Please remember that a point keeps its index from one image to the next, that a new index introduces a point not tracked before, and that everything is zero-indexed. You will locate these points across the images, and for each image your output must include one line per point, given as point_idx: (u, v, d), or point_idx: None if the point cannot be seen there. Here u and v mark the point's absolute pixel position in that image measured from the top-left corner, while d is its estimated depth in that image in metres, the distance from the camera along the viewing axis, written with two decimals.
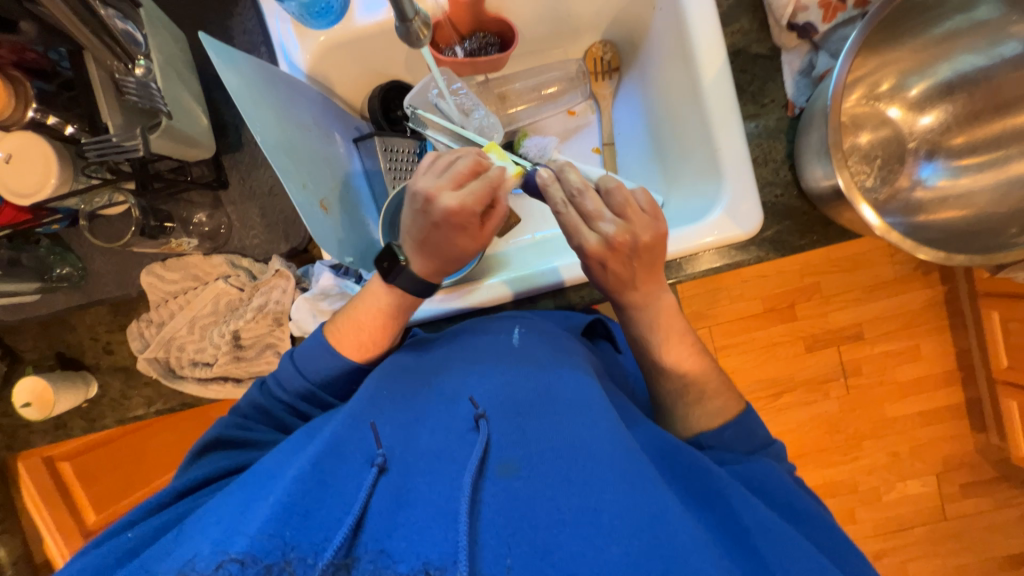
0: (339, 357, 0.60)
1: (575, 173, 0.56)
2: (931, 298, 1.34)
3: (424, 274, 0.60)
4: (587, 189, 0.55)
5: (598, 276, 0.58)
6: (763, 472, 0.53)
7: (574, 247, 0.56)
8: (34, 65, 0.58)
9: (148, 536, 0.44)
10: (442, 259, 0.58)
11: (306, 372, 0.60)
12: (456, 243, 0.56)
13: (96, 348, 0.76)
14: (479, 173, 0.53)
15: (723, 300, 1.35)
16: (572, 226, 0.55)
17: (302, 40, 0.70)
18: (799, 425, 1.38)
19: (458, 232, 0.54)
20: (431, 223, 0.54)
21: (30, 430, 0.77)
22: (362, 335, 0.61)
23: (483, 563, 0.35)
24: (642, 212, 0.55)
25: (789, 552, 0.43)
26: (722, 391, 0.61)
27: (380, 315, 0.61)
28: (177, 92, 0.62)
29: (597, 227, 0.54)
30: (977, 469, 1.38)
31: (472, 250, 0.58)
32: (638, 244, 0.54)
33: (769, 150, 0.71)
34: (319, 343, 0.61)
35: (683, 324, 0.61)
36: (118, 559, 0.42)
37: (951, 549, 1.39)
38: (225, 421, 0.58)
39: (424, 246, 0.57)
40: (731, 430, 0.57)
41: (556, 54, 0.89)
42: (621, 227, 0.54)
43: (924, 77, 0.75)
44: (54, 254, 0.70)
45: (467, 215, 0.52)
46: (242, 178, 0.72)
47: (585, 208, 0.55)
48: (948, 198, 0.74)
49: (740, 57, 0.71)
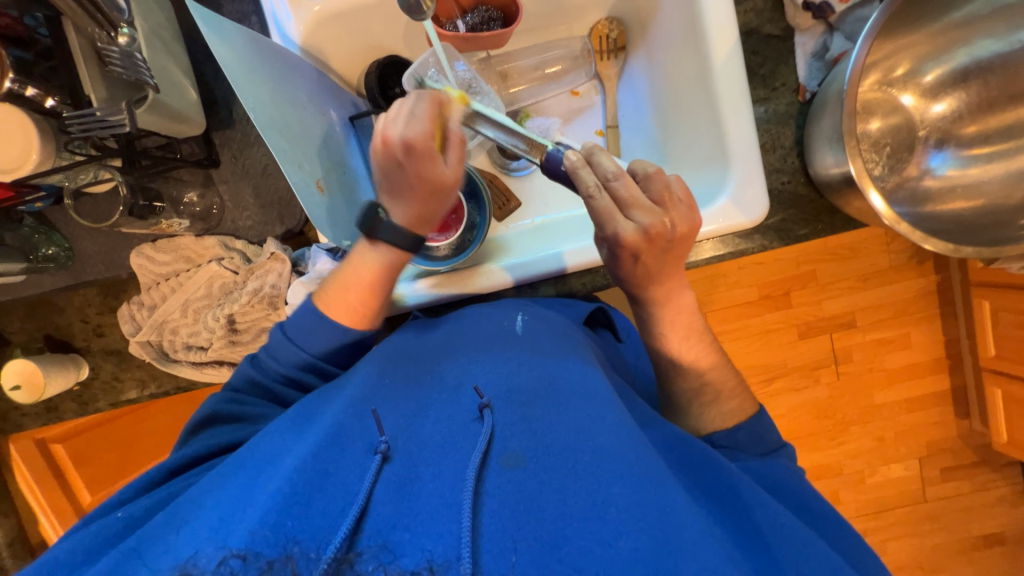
0: (331, 324, 0.58)
1: (608, 157, 0.53)
2: (925, 287, 1.35)
3: (410, 224, 0.59)
4: (623, 175, 0.53)
5: (627, 269, 0.56)
6: (763, 464, 0.55)
7: (608, 235, 0.53)
8: (11, 32, 0.55)
9: (138, 518, 0.43)
10: (417, 203, 0.58)
11: (299, 342, 0.58)
12: (422, 183, 0.56)
13: (86, 330, 0.74)
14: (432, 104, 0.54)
15: (720, 286, 1.35)
16: (608, 213, 0.52)
17: (295, 10, 0.66)
18: (790, 410, 1.41)
19: (420, 165, 0.54)
20: (397, 163, 0.54)
21: (21, 412, 0.75)
22: (351, 296, 0.59)
23: (488, 558, 0.34)
24: (679, 202, 0.54)
25: (789, 540, 0.43)
26: (723, 383, 0.62)
27: (369, 281, 0.59)
28: (163, 64, 0.59)
29: (633, 215, 0.53)
30: (960, 453, 1.42)
31: (444, 188, 0.57)
32: (674, 234, 0.53)
33: (778, 136, 0.69)
34: (309, 312, 0.59)
35: (698, 319, 0.61)
36: (107, 541, 0.41)
37: (929, 528, 1.44)
38: (219, 396, 0.57)
39: (395, 193, 0.57)
40: (744, 433, 0.58)
41: (560, 31, 0.86)
42: (660, 215, 0.52)
43: (939, 63, 0.73)
44: (39, 233, 0.67)
45: (410, 149, 0.53)
46: (234, 156, 0.70)
47: (619, 195, 0.53)
48: (956, 188, 0.73)
49: (752, 38, 0.69)
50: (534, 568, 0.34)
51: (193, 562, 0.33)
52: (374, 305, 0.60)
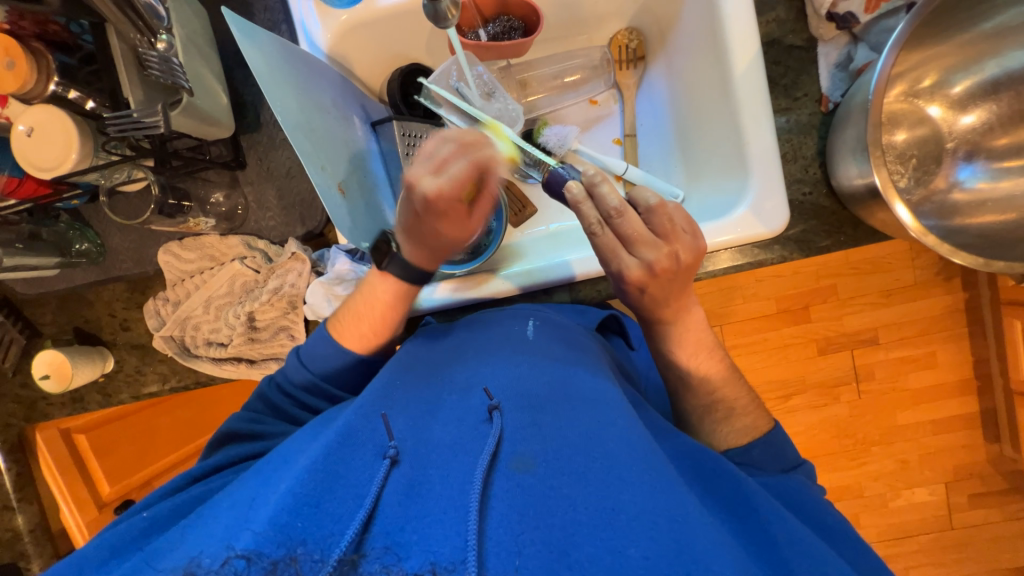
0: (342, 350, 0.61)
1: (610, 189, 0.52)
2: (953, 305, 1.31)
3: (419, 263, 0.61)
4: (625, 209, 0.53)
5: (633, 298, 0.57)
6: (782, 482, 0.53)
7: (613, 271, 0.55)
8: (56, 37, 0.58)
9: (163, 519, 0.44)
10: (431, 247, 0.60)
11: (310, 362, 0.60)
12: (444, 227, 0.58)
13: (113, 324, 0.76)
14: (473, 170, 0.54)
15: (737, 298, 1.32)
16: (610, 250, 0.54)
17: (323, 19, 0.69)
18: (808, 428, 1.37)
19: (440, 218, 0.57)
20: (414, 210, 0.57)
21: (48, 402, 0.78)
22: (362, 325, 0.61)
23: (494, 561, 0.34)
24: (682, 231, 0.54)
25: (807, 558, 0.42)
26: (745, 403, 0.61)
27: (383, 308, 0.62)
28: (197, 69, 0.62)
29: (636, 252, 0.53)
30: (990, 480, 1.36)
31: (467, 231, 0.60)
32: (679, 265, 0.53)
33: (799, 146, 0.68)
34: (322, 338, 0.61)
35: (707, 335, 0.61)
36: (132, 539, 0.42)
37: (956, 558, 1.38)
38: (241, 415, 0.59)
39: (411, 235, 0.60)
40: (759, 450, 0.57)
41: (580, 41, 0.86)
42: (665, 252, 0.53)
43: (968, 74, 0.72)
44: (74, 230, 0.72)
45: (451, 199, 0.55)
46: (260, 158, 0.73)
47: (623, 231, 0.53)
48: (986, 201, 0.72)
49: (774, 48, 0.69)
50: (540, 574, 0.34)
51: (198, 562, 0.33)
52: (385, 334, 0.63)
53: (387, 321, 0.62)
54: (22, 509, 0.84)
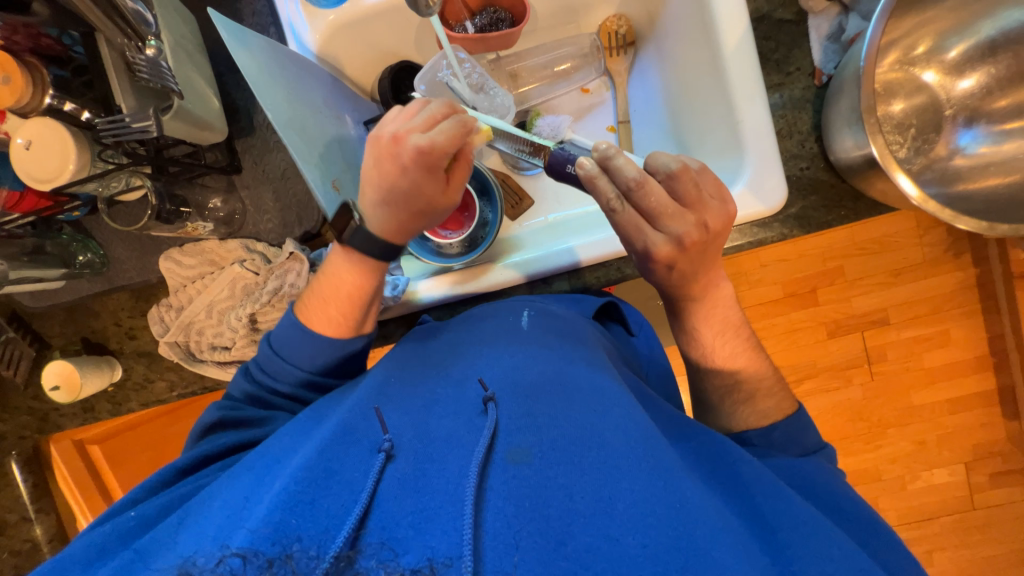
0: (311, 333, 0.58)
1: (627, 161, 0.49)
2: (964, 280, 1.28)
3: (383, 234, 0.58)
4: (646, 179, 0.50)
5: (660, 276, 0.56)
6: (803, 468, 0.53)
7: (639, 248, 0.54)
8: (50, 51, 0.59)
9: (148, 518, 0.43)
10: (408, 212, 0.56)
11: (287, 355, 0.58)
12: (423, 188, 0.54)
13: (119, 333, 0.77)
14: (459, 127, 0.52)
15: (743, 284, 1.31)
16: (634, 226, 0.53)
17: (311, 19, 0.69)
18: (820, 412, 1.35)
19: (426, 177, 0.54)
20: (399, 167, 0.53)
21: (60, 413, 0.79)
22: (330, 308, 0.59)
23: (490, 556, 0.34)
24: (709, 198, 0.51)
25: (814, 541, 0.41)
26: (773, 386, 0.61)
27: (349, 289, 0.59)
28: (187, 74, 0.63)
29: (664, 226, 0.52)
30: (1010, 457, 1.33)
31: (442, 200, 0.57)
32: (708, 234, 0.52)
33: (794, 122, 0.67)
34: (291, 324, 0.59)
35: (718, 316, 0.59)
36: (120, 538, 0.42)
37: (979, 539, 1.35)
38: (218, 404, 0.57)
39: (386, 200, 0.55)
40: (779, 432, 0.57)
41: (568, 30, 0.86)
42: (693, 223, 0.51)
43: (963, 38, 0.70)
44: (76, 241, 0.73)
45: (441, 155, 0.52)
46: (255, 162, 0.74)
47: (648, 206, 0.51)
48: (988, 166, 0.71)
49: (764, 23, 0.68)
50: (538, 567, 0.34)
51: (194, 561, 0.33)
52: (356, 316, 0.60)
53: (356, 300, 0.59)
54: (41, 520, 0.86)
